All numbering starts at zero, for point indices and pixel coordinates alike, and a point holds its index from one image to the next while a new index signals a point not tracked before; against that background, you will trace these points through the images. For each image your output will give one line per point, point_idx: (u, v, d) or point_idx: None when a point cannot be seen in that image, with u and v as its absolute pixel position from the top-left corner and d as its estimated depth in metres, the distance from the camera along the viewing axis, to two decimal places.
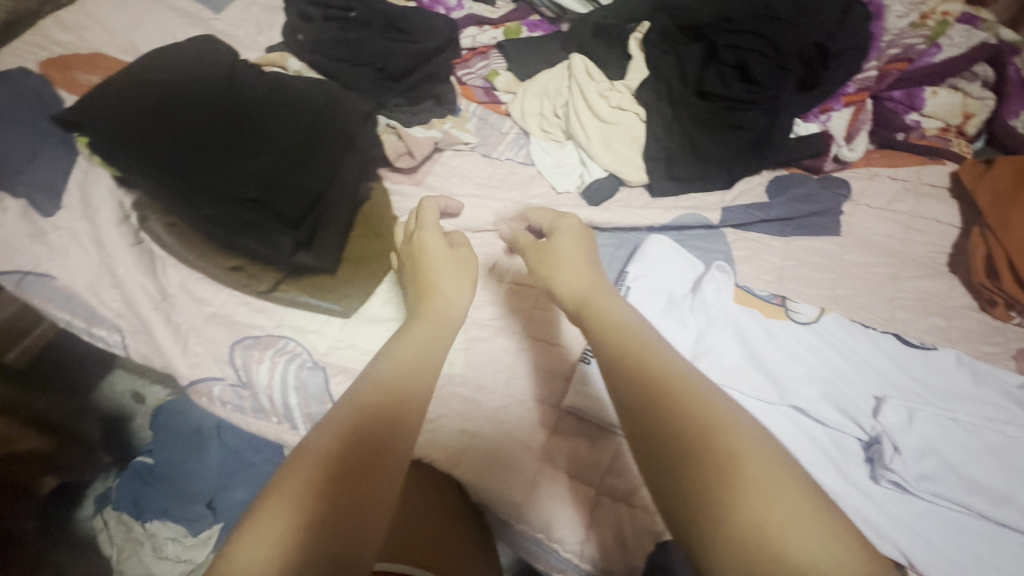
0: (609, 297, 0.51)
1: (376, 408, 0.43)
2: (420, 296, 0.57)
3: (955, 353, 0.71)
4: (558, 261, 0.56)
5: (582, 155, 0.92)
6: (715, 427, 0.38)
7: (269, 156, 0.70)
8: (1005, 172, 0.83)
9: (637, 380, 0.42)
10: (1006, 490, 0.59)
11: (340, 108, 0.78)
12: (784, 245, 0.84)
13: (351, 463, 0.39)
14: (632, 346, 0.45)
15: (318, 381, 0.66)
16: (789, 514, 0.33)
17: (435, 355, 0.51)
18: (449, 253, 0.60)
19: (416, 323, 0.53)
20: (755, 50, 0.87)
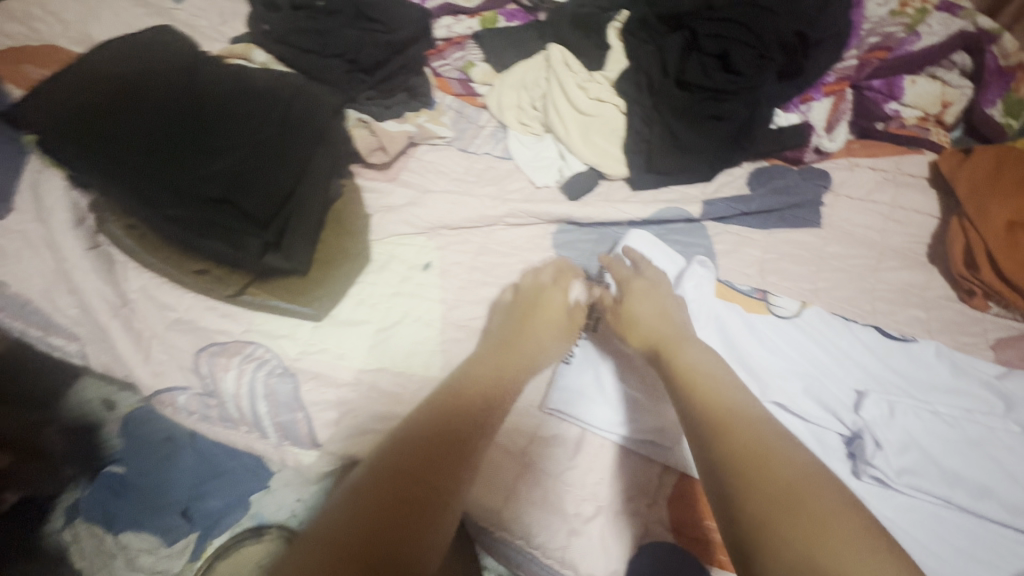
0: (682, 338, 0.61)
1: (446, 410, 0.53)
2: (518, 327, 0.67)
3: (935, 344, 0.71)
4: (642, 299, 0.66)
5: (561, 149, 0.89)
6: (768, 459, 0.45)
7: (242, 159, 0.68)
8: (983, 161, 0.83)
9: (704, 415, 0.51)
10: (986, 481, 0.59)
11: (312, 102, 0.74)
12: (765, 238, 0.83)
13: (426, 457, 0.47)
14: (694, 383, 0.54)
15: (287, 389, 0.64)
16: (832, 528, 0.40)
17: (518, 379, 0.62)
18: (541, 295, 0.69)
19: (501, 351, 0.64)
20: (737, 39, 0.85)
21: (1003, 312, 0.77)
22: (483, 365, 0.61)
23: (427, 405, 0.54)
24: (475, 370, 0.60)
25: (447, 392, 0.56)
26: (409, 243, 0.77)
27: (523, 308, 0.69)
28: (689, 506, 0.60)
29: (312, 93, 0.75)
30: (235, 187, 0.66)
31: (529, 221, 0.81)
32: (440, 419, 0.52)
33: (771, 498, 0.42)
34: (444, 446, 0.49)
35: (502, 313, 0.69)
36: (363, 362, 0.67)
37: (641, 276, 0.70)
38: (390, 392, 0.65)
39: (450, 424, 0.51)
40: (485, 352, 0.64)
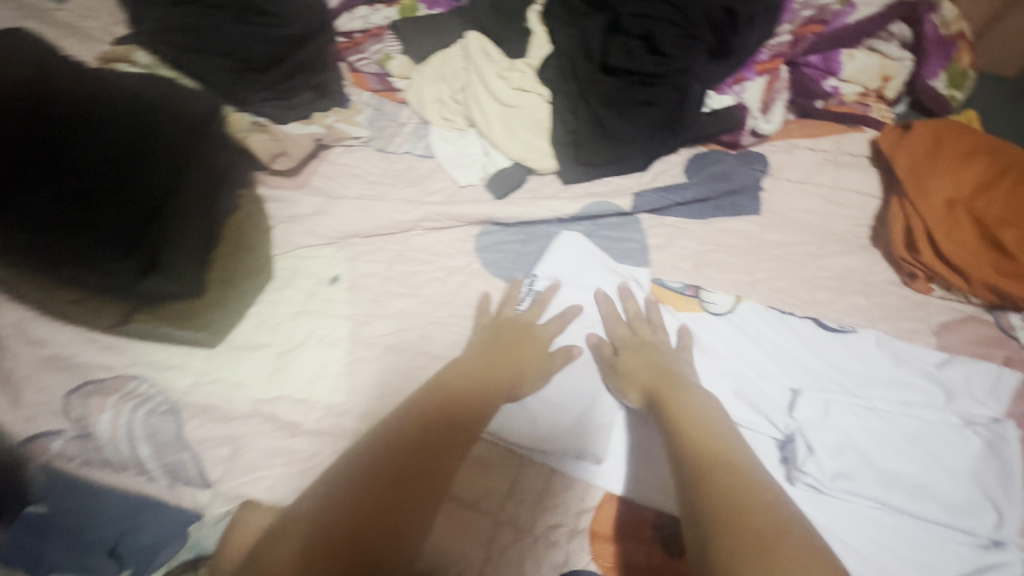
0: (680, 383, 0.57)
1: (414, 448, 0.49)
2: (500, 349, 0.61)
3: (874, 333, 0.67)
4: (650, 354, 0.61)
5: (485, 144, 0.84)
6: (749, 504, 0.40)
7: (96, 178, 0.60)
8: (921, 136, 0.79)
9: (689, 460, 0.47)
10: (924, 480, 0.56)
11: (178, 106, 0.68)
12: (702, 229, 0.79)
13: (373, 504, 0.44)
14: (687, 427, 0.50)
15: (170, 428, 0.58)
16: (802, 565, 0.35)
17: (488, 405, 0.55)
18: (516, 325, 0.64)
19: (484, 367, 0.59)
20: (662, 19, 0.80)
21: (945, 294, 0.74)
22: (449, 390, 0.55)
23: (366, 449, 0.49)
24: (444, 398, 0.54)
25: (382, 426, 0.52)
26: (317, 256, 0.71)
27: (503, 331, 0.63)
28: (634, 531, 0.55)
29: (179, 96, 0.69)
30: (94, 210, 0.59)
31: (449, 224, 0.76)
32: (385, 464, 0.47)
33: (742, 532, 0.38)
34: (403, 488, 0.46)
35: (487, 339, 0.63)
36: (262, 391, 0.61)
37: (637, 334, 0.65)
38: (290, 422, 0.60)
39: (396, 459, 0.48)
40: (448, 371, 0.58)
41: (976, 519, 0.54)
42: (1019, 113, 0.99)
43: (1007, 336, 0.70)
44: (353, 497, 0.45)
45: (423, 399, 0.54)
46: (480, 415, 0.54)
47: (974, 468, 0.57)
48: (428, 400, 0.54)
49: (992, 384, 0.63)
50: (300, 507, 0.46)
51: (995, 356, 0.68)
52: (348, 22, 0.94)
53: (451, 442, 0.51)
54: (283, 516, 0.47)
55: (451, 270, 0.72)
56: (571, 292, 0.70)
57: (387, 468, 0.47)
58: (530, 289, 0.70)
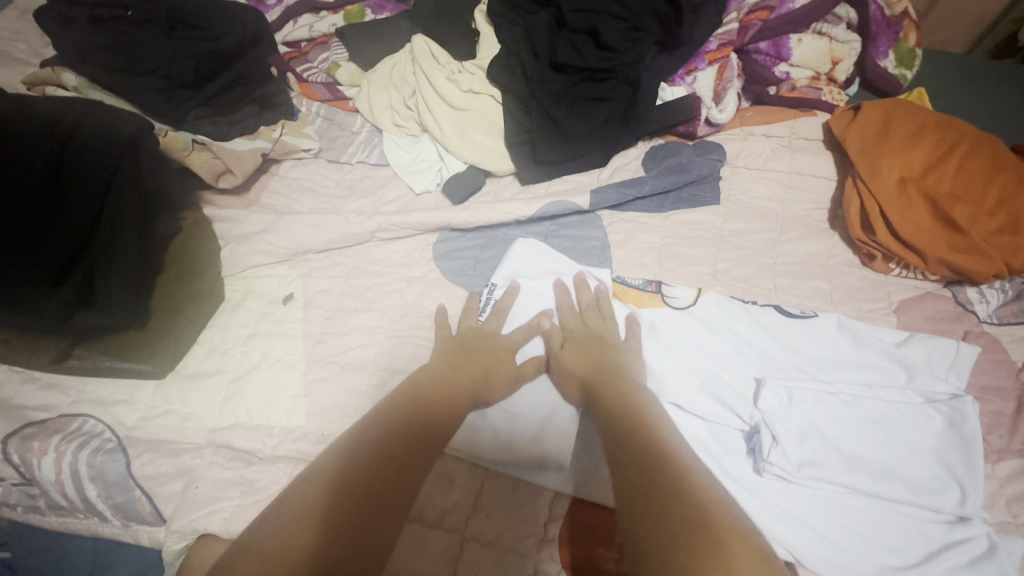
0: (620, 380, 0.56)
1: (384, 468, 0.45)
2: (464, 359, 0.59)
3: (836, 316, 0.67)
4: (595, 346, 0.61)
5: (439, 149, 0.82)
6: (711, 513, 0.39)
7: (15, 212, 0.57)
8: (871, 116, 0.79)
9: (635, 457, 0.45)
10: (888, 461, 0.56)
11: (102, 123, 0.62)
12: (663, 222, 0.78)
13: (337, 529, 0.40)
14: (630, 423, 0.49)
15: (117, 466, 0.55)
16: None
17: (456, 417, 0.53)
18: (479, 337, 0.62)
19: (450, 372, 0.57)
20: (605, 12, 0.78)
21: (903, 273, 0.73)
22: (415, 403, 0.52)
23: (310, 473, 0.45)
24: (395, 418, 0.50)
25: (335, 446, 0.47)
26: (270, 275, 0.69)
27: (469, 341, 0.61)
28: (588, 537, 0.54)
29: (102, 112, 0.63)
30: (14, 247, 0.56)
31: (405, 233, 0.74)
32: (317, 477, 0.44)
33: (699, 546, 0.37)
34: (368, 504, 0.43)
35: (446, 352, 0.60)
36: (215, 421, 0.59)
37: (587, 325, 0.64)
38: (246, 451, 0.57)
39: (351, 475, 0.44)
40: (402, 388, 0.55)
41: (941, 496, 0.54)
42: (966, 86, 1.00)
43: (965, 310, 0.71)
44: (293, 516, 0.41)
45: (382, 415, 0.50)
46: (439, 432, 0.51)
47: (935, 445, 0.57)
48: (389, 414, 0.50)
49: (951, 359, 0.64)
50: (248, 533, 0.41)
51: (955, 331, 0.69)
52: (292, 31, 0.91)
53: (421, 452, 0.48)
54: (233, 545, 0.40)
55: (409, 280, 0.71)
56: (533, 300, 0.68)
57: (361, 489, 0.43)
58: (490, 298, 0.68)
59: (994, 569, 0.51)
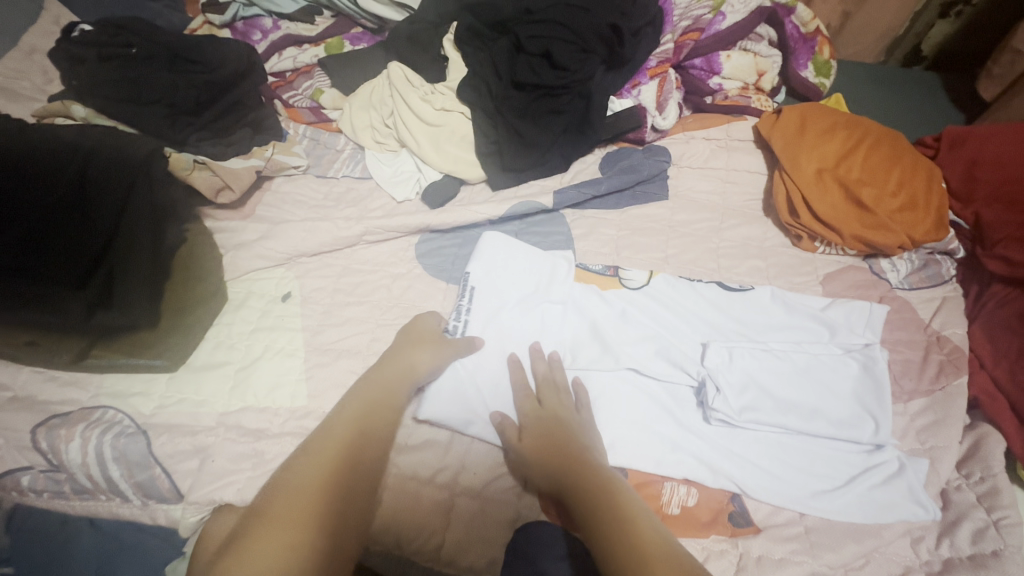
0: (581, 457, 0.58)
1: (343, 449, 0.55)
2: (398, 348, 0.67)
3: (770, 288, 0.77)
4: (553, 432, 0.61)
5: (417, 161, 0.91)
6: (645, 542, 0.49)
7: (41, 226, 0.64)
8: (790, 118, 0.91)
9: (618, 548, 0.49)
10: (815, 404, 0.65)
11: (116, 150, 0.69)
12: (620, 217, 0.88)
13: (328, 507, 0.51)
14: (600, 505, 0.53)
15: (138, 447, 0.61)
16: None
17: (395, 399, 0.62)
18: (420, 333, 0.69)
19: (384, 362, 0.65)
20: (557, 37, 0.89)
21: (828, 250, 0.84)
22: (366, 402, 0.60)
23: (305, 459, 0.55)
24: (359, 419, 0.58)
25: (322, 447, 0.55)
26: (268, 277, 0.77)
27: (406, 335, 0.68)
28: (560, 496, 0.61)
29: (115, 139, 0.71)
30: (39, 255, 0.63)
31: (389, 236, 0.82)
32: (321, 460, 0.54)
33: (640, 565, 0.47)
34: (352, 475, 0.54)
35: (390, 349, 0.67)
36: (225, 405, 0.66)
37: (544, 404, 0.65)
38: (255, 429, 0.64)
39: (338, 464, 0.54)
40: (363, 383, 0.63)
41: (859, 429, 0.64)
42: (878, 94, 1.15)
43: (880, 278, 0.82)
44: (299, 496, 0.51)
45: (355, 416, 0.59)
46: (388, 423, 0.60)
47: (854, 387, 0.67)
48: (357, 414, 0.59)
49: (867, 318, 0.74)
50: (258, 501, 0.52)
51: (872, 295, 0.80)
52: (277, 63, 1.01)
53: (375, 442, 0.58)
54: (251, 506, 0.52)
55: (395, 277, 0.79)
56: (509, 301, 0.74)
57: (341, 477, 0.53)
58: (468, 301, 0.74)
59: (903, 484, 0.61)
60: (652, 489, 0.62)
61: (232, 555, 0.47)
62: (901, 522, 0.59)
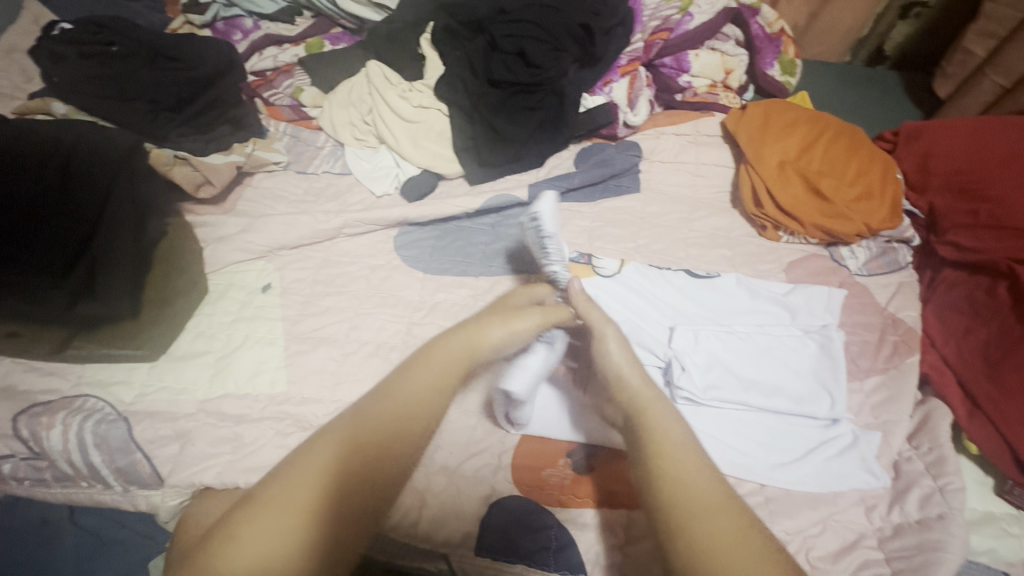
0: (659, 410, 0.58)
1: (373, 438, 0.51)
2: (464, 324, 0.64)
3: (736, 275, 0.81)
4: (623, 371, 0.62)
5: (395, 157, 0.94)
6: (707, 499, 0.49)
7: (22, 218, 0.65)
8: (755, 113, 0.95)
9: (675, 503, 0.49)
10: (776, 382, 0.69)
11: (96, 144, 0.70)
12: (593, 209, 0.91)
13: (339, 492, 0.48)
14: (661, 458, 0.53)
15: (119, 433, 0.63)
16: (727, 537, 0.46)
17: (447, 379, 0.58)
18: (500, 304, 0.68)
19: (446, 337, 0.61)
20: (530, 36, 0.91)
21: (791, 239, 0.88)
22: (410, 376, 0.57)
23: (320, 441, 0.51)
24: (399, 405, 0.55)
25: (353, 431, 0.51)
26: (248, 269, 0.79)
27: (489, 310, 0.66)
28: (532, 465, 0.64)
29: (95, 133, 0.72)
30: (20, 246, 0.64)
31: (368, 229, 0.84)
32: (344, 439, 0.51)
33: (700, 517, 0.48)
34: (372, 461, 0.50)
35: (474, 319, 0.64)
36: (206, 392, 0.67)
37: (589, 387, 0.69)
38: (234, 414, 0.66)
39: (364, 454, 0.50)
40: (414, 358, 0.59)
41: (817, 405, 0.67)
42: (841, 92, 1.20)
43: (840, 265, 0.86)
44: (306, 478, 0.47)
45: (398, 399, 0.55)
46: (432, 403, 0.57)
47: (813, 366, 0.70)
48: (395, 397, 0.55)
49: (826, 302, 0.77)
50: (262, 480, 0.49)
51: (832, 281, 0.84)
52: (258, 62, 1.03)
53: (409, 423, 0.54)
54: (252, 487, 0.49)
55: (373, 268, 0.81)
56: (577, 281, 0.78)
57: (362, 459, 0.50)
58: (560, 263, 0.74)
59: (856, 455, 0.65)
60: (621, 465, 0.64)
61: (227, 534, 0.45)
62: (854, 490, 0.63)
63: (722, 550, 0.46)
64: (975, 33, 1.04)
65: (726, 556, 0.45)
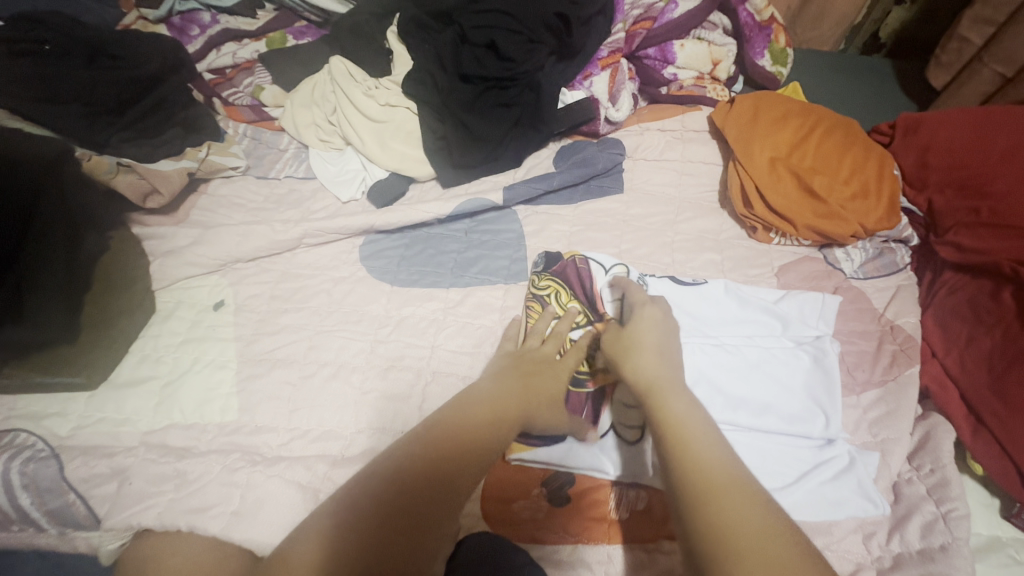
0: (670, 392, 0.53)
1: (415, 484, 0.47)
2: (519, 384, 0.59)
3: (723, 281, 0.74)
4: (637, 352, 0.58)
5: (362, 159, 0.88)
6: (717, 484, 0.44)
7: None
8: (744, 106, 0.90)
9: (683, 491, 0.45)
10: (766, 399, 0.64)
11: (20, 147, 0.63)
12: (573, 212, 0.86)
13: (372, 559, 0.43)
14: (669, 444, 0.49)
15: (50, 472, 0.58)
16: (736, 526, 0.41)
17: (495, 441, 0.53)
18: (537, 359, 0.63)
19: (501, 395, 0.57)
20: (501, 27, 0.85)
21: (783, 241, 0.83)
22: (448, 427, 0.52)
23: (344, 499, 0.46)
24: (449, 461, 0.49)
25: (375, 484, 0.47)
26: (200, 285, 0.73)
27: (529, 366, 0.61)
28: (504, 498, 0.59)
29: (21, 137, 0.64)
30: None
31: (331, 238, 0.78)
32: (371, 492, 0.46)
33: (703, 504, 0.43)
34: (404, 524, 0.45)
35: (521, 375, 0.60)
36: (150, 423, 0.62)
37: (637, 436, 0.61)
38: (179, 447, 0.61)
39: (389, 508, 0.45)
40: (455, 407, 0.55)
41: (809, 424, 0.63)
42: (834, 83, 1.15)
43: (835, 268, 0.81)
44: (322, 537, 0.44)
45: (433, 451, 0.50)
46: (482, 463, 0.51)
47: (805, 381, 0.66)
48: (437, 446, 0.50)
49: (820, 309, 0.72)
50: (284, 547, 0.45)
51: (827, 286, 0.79)
52: (215, 59, 0.95)
53: (456, 481, 0.49)
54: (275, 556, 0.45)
55: (336, 280, 0.76)
56: None
57: (393, 514, 0.45)
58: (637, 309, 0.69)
59: (852, 479, 0.60)
60: (601, 494, 0.60)
61: None
62: (851, 518, 0.58)
63: (730, 537, 0.40)
64: (970, 19, 0.98)
65: (735, 544, 0.40)
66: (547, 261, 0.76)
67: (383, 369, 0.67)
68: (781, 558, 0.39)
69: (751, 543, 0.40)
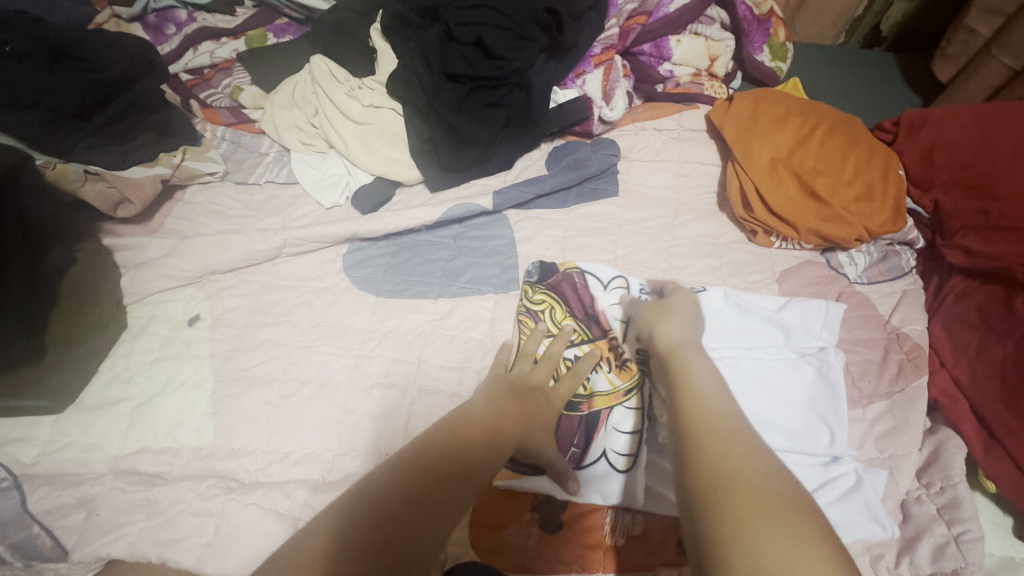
0: (690, 356, 0.55)
1: (415, 493, 0.45)
2: (510, 409, 0.56)
3: (722, 289, 0.71)
4: (664, 320, 0.60)
5: (346, 163, 0.84)
6: (718, 425, 0.45)
7: None
8: (743, 104, 0.87)
9: (687, 433, 0.46)
10: (769, 415, 0.61)
11: None
12: (566, 216, 0.82)
13: (381, 541, 0.41)
14: (679, 399, 0.50)
15: (9, 505, 0.54)
16: (731, 458, 0.42)
17: (490, 466, 0.50)
18: (528, 386, 0.59)
19: (498, 411, 0.55)
20: (489, 23, 0.81)
21: (784, 245, 0.80)
22: (461, 430, 0.52)
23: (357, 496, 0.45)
24: (454, 460, 0.48)
25: (393, 470, 0.47)
26: (175, 299, 0.70)
27: (522, 394, 0.58)
28: (495, 521, 0.56)
29: None
30: None
31: (312, 247, 0.75)
32: (389, 475, 0.46)
33: (703, 440, 0.44)
34: (414, 500, 0.44)
35: (512, 397, 0.57)
36: (120, 448, 0.59)
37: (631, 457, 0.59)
38: (151, 474, 0.58)
39: (405, 491, 0.45)
40: (461, 414, 0.54)
41: (813, 440, 0.60)
42: (834, 79, 1.12)
43: (837, 273, 0.78)
44: (332, 520, 0.42)
45: (447, 452, 0.49)
46: (486, 472, 0.49)
47: (809, 394, 0.63)
48: (447, 442, 0.50)
49: (823, 318, 0.69)
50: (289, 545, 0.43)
51: (830, 292, 0.76)
52: (192, 59, 0.91)
53: (462, 491, 0.47)
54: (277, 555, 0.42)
55: (318, 292, 0.72)
56: None
57: (402, 491, 0.45)
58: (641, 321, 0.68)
59: (859, 500, 0.57)
60: (596, 518, 0.57)
61: None
62: (857, 541, 0.56)
63: (725, 467, 0.41)
64: (978, 10, 0.95)
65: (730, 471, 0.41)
66: (541, 272, 0.73)
67: (367, 386, 0.64)
68: (772, 486, 0.40)
69: (747, 472, 0.41)
